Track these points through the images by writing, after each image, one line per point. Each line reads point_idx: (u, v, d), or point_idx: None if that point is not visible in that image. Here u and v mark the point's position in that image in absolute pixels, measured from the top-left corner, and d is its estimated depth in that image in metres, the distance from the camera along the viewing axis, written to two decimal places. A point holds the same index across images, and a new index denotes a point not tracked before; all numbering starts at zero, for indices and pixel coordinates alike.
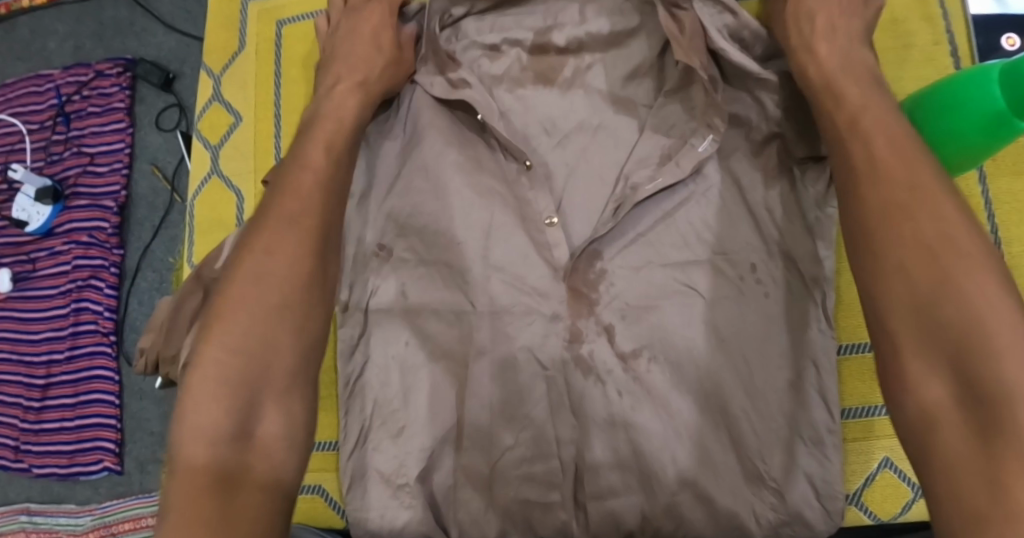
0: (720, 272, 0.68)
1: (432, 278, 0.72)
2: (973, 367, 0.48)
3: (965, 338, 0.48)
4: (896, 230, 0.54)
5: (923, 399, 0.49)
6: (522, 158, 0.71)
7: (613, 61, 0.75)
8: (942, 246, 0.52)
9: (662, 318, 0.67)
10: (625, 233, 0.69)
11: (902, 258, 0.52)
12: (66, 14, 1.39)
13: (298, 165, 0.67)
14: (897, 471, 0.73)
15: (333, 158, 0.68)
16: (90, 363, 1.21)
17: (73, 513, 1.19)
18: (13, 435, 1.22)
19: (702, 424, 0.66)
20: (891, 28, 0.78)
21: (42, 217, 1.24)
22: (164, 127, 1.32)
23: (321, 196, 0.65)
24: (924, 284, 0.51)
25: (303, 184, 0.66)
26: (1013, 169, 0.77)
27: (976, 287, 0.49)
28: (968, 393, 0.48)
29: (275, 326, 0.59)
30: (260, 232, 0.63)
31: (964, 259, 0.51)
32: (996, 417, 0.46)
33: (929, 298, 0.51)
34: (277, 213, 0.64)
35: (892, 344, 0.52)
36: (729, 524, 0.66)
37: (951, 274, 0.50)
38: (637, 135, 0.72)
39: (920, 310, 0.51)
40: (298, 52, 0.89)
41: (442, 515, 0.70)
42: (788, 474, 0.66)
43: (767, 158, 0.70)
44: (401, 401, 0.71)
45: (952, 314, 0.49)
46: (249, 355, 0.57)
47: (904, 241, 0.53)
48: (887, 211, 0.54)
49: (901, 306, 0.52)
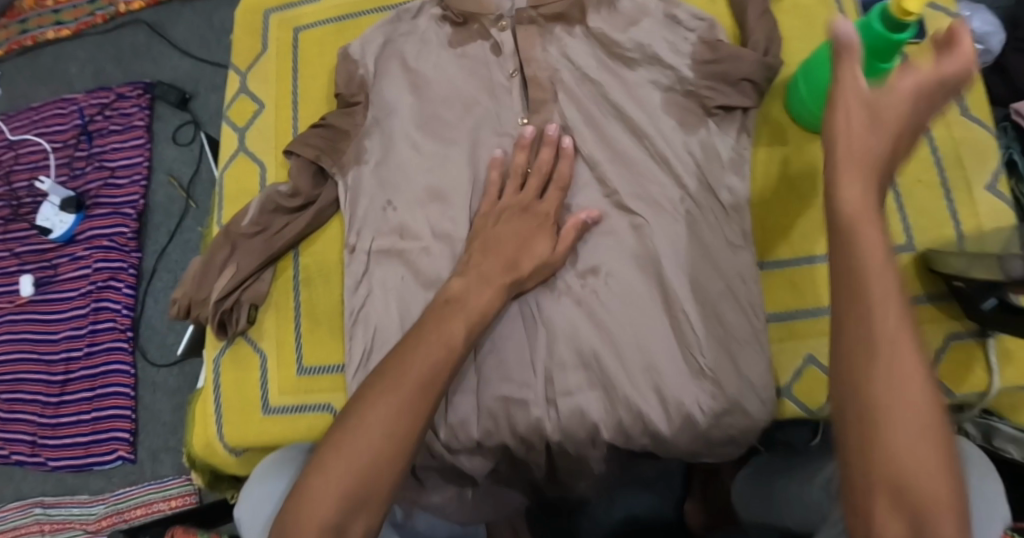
0: (660, 206, 0.82)
1: (433, 216, 0.87)
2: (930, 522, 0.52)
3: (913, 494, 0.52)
4: (868, 347, 0.54)
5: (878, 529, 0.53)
6: (522, 118, 0.89)
7: (573, 49, 0.90)
8: (907, 390, 0.53)
9: (610, 242, 0.82)
10: (590, 175, 0.85)
11: (890, 405, 0.53)
12: (87, 44, 1.98)
13: (434, 336, 0.71)
14: (822, 366, 0.83)
15: (468, 335, 0.73)
16: (108, 359, 1.68)
17: (85, 503, 1.64)
18: (31, 430, 1.69)
19: (646, 333, 0.79)
20: (795, 12, 0.93)
21: (65, 225, 1.74)
22: (181, 142, 1.83)
23: (455, 349, 0.71)
24: (904, 423, 0.53)
25: (449, 335, 0.72)
26: None
27: (915, 435, 0.53)
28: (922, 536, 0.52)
29: (385, 444, 0.65)
30: (391, 372, 0.68)
31: (918, 408, 0.53)
32: None
33: (903, 432, 0.53)
34: (404, 382, 0.67)
35: (862, 494, 0.53)
36: (679, 413, 0.78)
37: (917, 427, 0.53)
38: (591, 98, 0.88)
39: (894, 463, 0.52)
40: (314, 53, 1.04)
41: (435, 419, 0.82)
42: (725, 367, 0.78)
43: (686, 110, 0.85)
44: (398, 324, 0.85)
45: (921, 471, 0.52)
46: (365, 485, 0.64)
47: (873, 359, 0.53)
48: (867, 350, 0.54)
49: (882, 429, 0.53)
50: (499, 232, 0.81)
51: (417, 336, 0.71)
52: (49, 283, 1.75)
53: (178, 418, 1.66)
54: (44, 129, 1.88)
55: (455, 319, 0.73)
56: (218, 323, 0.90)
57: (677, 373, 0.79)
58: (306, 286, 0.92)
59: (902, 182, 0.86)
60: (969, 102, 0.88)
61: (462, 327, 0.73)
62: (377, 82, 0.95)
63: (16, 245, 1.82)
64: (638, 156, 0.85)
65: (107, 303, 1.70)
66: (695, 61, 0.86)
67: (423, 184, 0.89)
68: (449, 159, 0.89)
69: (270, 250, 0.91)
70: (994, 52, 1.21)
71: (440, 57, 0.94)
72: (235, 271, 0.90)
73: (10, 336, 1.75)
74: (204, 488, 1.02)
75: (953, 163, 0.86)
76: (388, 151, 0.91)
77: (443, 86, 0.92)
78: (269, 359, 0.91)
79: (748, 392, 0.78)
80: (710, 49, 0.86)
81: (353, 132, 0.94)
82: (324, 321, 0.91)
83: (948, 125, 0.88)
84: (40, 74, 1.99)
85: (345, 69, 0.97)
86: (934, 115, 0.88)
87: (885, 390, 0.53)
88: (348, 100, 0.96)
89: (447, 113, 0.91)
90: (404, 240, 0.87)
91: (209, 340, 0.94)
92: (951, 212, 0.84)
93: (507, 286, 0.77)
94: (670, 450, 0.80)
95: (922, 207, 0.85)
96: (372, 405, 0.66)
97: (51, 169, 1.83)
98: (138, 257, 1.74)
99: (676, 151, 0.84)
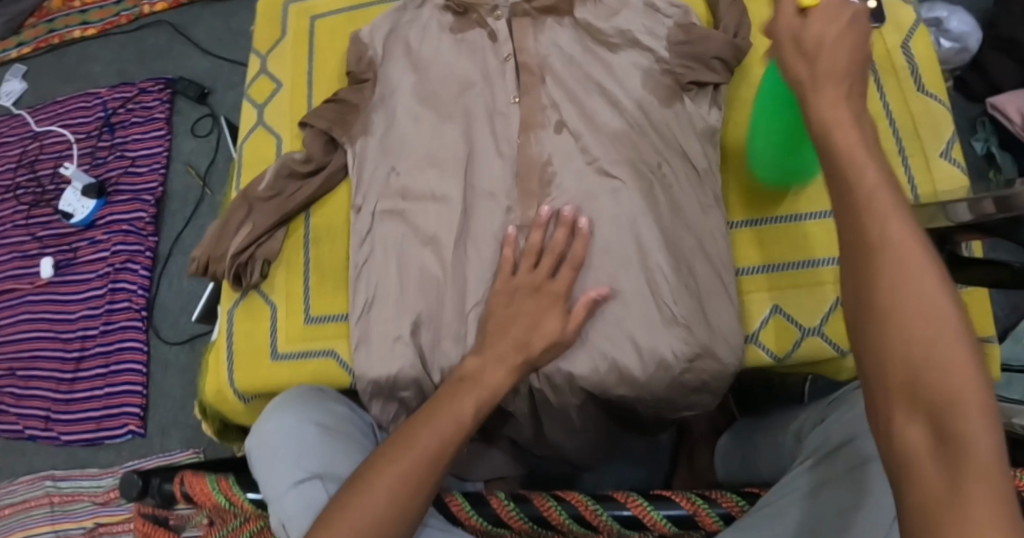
0: (637, 170, 0.93)
1: (432, 179, 0.97)
2: (947, 414, 0.51)
3: (937, 390, 0.52)
4: (870, 262, 0.56)
5: (900, 440, 0.53)
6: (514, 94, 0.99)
7: (562, 38, 1.01)
8: (920, 293, 0.54)
9: (591, 204, 0.92)
10: (573, 143, 0.95)
11: (901, 307, 0.54)
12: (112, 43, 2.09)
13: (444, 411, 0.74)
14: (786, 315, 0.96)
15: (477, 408, 0.76)
16: (123, 336, 1.76)
17: (94, 476, 1.70)
18: (45, 406, 1.78)
19: (624, 286, 0.88)
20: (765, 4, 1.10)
21: (86, 210, 1.85)
22: (199, 134, 1.92)
23: (462, 429, 0.73)
24: (914, 324, 0.54)
25: (459, 410, 0.74)
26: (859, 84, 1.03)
27: (927, 330, 0.53)
28: (942, 434, 0.51)
29: (399, 497, 0.68)
30: (409, 440, 0.71)
31: (935, 314, 0.54)
32: (960, 455, 0.50)
33: (917, 328, 0.54)
34: (413, 451, 0.70)
35: (883, 392, 0.55)
36: (653, 357, 0.86)
37: (931, 327, 0.53)
38: (577, 78, 0.99)
39: (908, 368, 0.53)
40: (327, 40, 1.13)
41: (427, 362, 0.89)
42: (696, 315, 0.87)
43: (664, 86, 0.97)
44: (398, 276, 0.94)
45: (937, 371, 0.52)
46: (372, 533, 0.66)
47: (877, 271, 0.56)
48: (864, 251, 0.57)
49: (888, 325, 0.55)
50: (518, 307, 0.84)
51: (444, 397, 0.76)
52: (69, 265, 1.85)
53: (188, 393, 1.73)
54: (69, 121, 1.99)
55: (466, 396, 0.76)
56: (234, 275, 0.98)
57: (653, 321, 0.87)
58: (315, 244, 1.01)
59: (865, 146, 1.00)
60: (925, 78, 1.02)
61: (471, 406, 0.75)
62: (387, 62, 1.04)
63: (38, 229, 1.92)
64: (619, 129, 0.95)
65: (123, 284, 1.79)
66: (670, 42, 0.99)
67: (424, 152, 0.98)
68: (449, 130, 0.99)
69: (284, 211, 1.00)
70: (972, 50, 1.36)
71: (441, 42, 1.03)
72: (252, 230, 0.99)
73: (30, 316, 1.84)
74: (214, 438, 1.10)
75: (910, 135, 0.99)
76: (392, 123, 1.00)
77: (444, 67, 1.02)
78: (279, 310, 0.99)
79: (717, 339, 0.87)
80: (683, 31, 0.99)
81: (360, 106, 1.03)
82: (331, 277, 0.99)
83: (904, 99, 1.01)
84: (66, 72, 2.10)
85: (357, 51, 1.07)
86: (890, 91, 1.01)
87: (894, 293, 0.55)
88: (358, 77, 1.06)
89: (447, 91, 1.01)
90: (405, 202, 0.97)
91: (225, 294, 1.02)
92: (908, 176, 0.97)
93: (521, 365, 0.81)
94: (649, 398, 0.87)
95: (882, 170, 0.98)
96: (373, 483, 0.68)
97: (74, 158, 1.93)
98: (155, 241, 1.83)
99: (653, 123, 0.96)
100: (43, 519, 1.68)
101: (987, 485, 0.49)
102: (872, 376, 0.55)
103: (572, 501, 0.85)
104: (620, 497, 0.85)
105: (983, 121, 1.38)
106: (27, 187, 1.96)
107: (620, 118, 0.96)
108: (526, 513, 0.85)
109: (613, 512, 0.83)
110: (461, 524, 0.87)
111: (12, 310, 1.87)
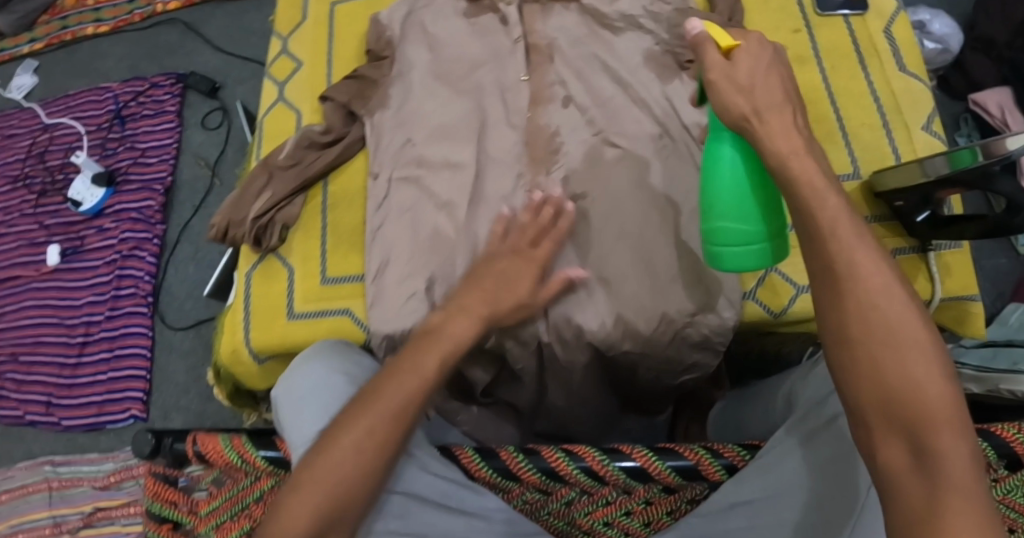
0: (640, 139, 1.01)
1: (447, 146, 1.03)
2: (920, 426, 0.62)
3: (911, 407, 0.62)
4: (843, 295, 0.66)
5: (883, 459, 0.63)
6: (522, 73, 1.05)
7: (567, 24, 1.09)
8: (889, 320, 0.65)
9: (595, 175, 0.99)
10: (581, 116, 1.03)
11: (872, 335, 0.65)
12: (124, 40, 2.14)
13: (406, 367, 0.75)
14: (782, 274, 1.03)
15: (441, 364, 0.76)
16: (128, 322, 1.79)
17: (95, 462, 1.71)
18: (46, 391, 1.78)
19: (624, 249, 0.96)
20: (761, 5, 1.25)
21: (94, 199, 1.88)
22: (209, 127, 1.97)
23: (427, 381, 0.74)
24: (882, 350, 0.64)
25: (422, 369, 0.75)
26: (847, 72, 1.20)
27: (892, 355, 0.64)
28: (918, 446, 0.61)
29: (365, 464, 0.70)
30: (372, 399, 0.73)
31: (905, 335, 0.64)
32: (933, 461, 0.60)
33: (883, 354, 0.64)
34: (378, 406, 0.72)
35: (864, 416, 0.65)
36: (657, 314, 0.94)
37: (899, 345, 0.64)
38: (584, 58, 1.07)
39: (884, 396, 0.64)
40: (346, 24, 1.19)
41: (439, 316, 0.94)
42: (699, 274, 0.95)
43: (660, 68, 1.06)
44: (413, 239, 0.98)
45: (910, 397, 0.62)
46: (340, 504, 0.69)
47: (848, 305, 0.66)
48: (835, 284, 0.67)
49: (861, 353, 0.65)
50: (494, 267, 0.85)
51: (403, 362, 0.76)
52: (75, 252, 1.87)
53: (192, 377, 1.75)
54: (80, 114, 2.03)
55: (428, 354, 0.76)
56: (253, 237, 1.03)
57: (654, 282, 0.95)
58: (333, 209, 1.06)
59: (849, 124, 1.16)
60: (907, 61, 1.22)
61: (434, 362, 0.75)
62: (404, 39, 1.10)
63: (46, 217, 1.94)
64: (621, 103, 1.04)
65: (130, 270, 1.82)
66: (669, 25, 1.08)
67: (437, 123, 1.04)
68: (464, 102, 1.05)
69: (304, 177, 1.05)
70: (954, 52, 1.52)
71: (454, 24, 1.09)
72: (272, 195, 1.04)
73: (35, 302, 1.86)
74: (227, 404, 1.14)
75: (895, 110, 1.18)
76: (408, 97, 1.06)
77: (457, 45, 1.08)
78: (295, 272, 1.03)
79: (718, 298, 0.95)
80: (678, 16, 1.08)
81: (379, 81, 1.09)
82: (347, 240, 1.04)
83: (888, 80, 1.20)
84: (78, 67, 2.14)
85: (375, 30, 1.13)
86: (875, 71, 1.20)
87: (867, 324, 0.65)
88: (377, 54, 1.12)
89: (459, 68, 1.07)
90: (420, 169, 1.02)
91: (243, 258, 1.06)
92: (892, 147, 1.15)
93: (486, 318, 0.81)
94: (653, 354, 0.95)
95: (869, 142, 1.16)
96: (330, 452, 0.70)
97: (85, 149, 1.97)
98: (163, 228, 1.87)
99: (654, 98, 1.04)
100: (41, 505, 1.67)
101: (958, 485, 0.59)
102: (853, 401, 0.66)
103: (580, 454, 0.87)
104: (626, 449, 0.88)
105: (965, 117, 1.53)
106: (35, 176, 1.99)
107: (623, 92, 1.05)
108: (537, 465, 0.87)
109: (618, 463, 0.86)
110: (472, 476, 0.90)
111: (16, 297, 1.88)
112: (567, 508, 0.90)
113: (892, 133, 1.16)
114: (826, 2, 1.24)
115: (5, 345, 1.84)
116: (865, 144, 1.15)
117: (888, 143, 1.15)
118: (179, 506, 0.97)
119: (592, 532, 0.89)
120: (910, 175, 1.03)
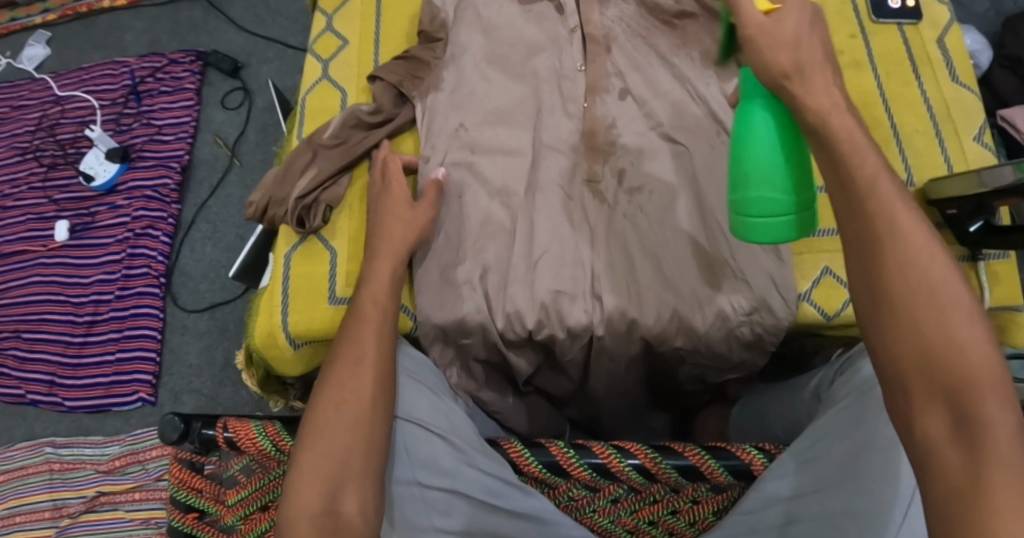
0: (699, 134, 0.98)
1: (505, 128, 1.01)
2: (961, 391, 0.58)
3: (952, 371, 0.59)
4: (882, 248, 0.62)
5: (920, 429, 0.59)
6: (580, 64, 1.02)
7: (626, 11, 1.05)
8: (931, 282, 0.61)
9: (653, 167, 0.97)
10: (643, 106, 1.00)
11: (912, 294, 0.61)
12: (143, 15, 2.09)
13: (353, 321, 0.84)
14: (836, 276, 1.00)
15: (382, 311, 0.85)
16: (138, 302, 1.74)
17: (99, 445, 1.64)
18: (51, 370, 1.73)
19: (670, 231, 0.94)
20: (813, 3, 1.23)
21: (108, 174, 1.83)
22: (229, 106, 1.93)
23: (378, 330, 0.83)
24: (921, 311, 0.60)
25: (363, 316, 0.84)
26: (900, 77, 1.18)
27: (929, 314, 0.60)
28: (964, 417, 0.57)
29: (356, 416, 0.75)
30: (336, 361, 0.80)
31: (942, 298, 0.61)
32: (975, 434, 0.56)
33: (922, 312, 0.60)
34: (340, 363, 0.80)
35: (899, 380, 0.61)
36: (715, 312, 0.91)
37: (944, 308, 0.60)
38: (644, 48, 1.03)
39: (921, 357, 0.59)
40: (395, 4, 1.16)
41: (495, 308, 0.92)
42: (762, 276, 0.93)
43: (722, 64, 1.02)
44: (467, 232, 0.96)
45: (953, 362, 0.59)
46: (345, 464, 0.72)
47: (887, 259, 0.62)
48: (874, 240, 0.63)
49: (893, 310, 0.61)
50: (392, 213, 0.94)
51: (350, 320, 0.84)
52: (86, 229, 1.82)
53: (204, 360, 1.70)
54: (94, 88, 1.97)
55: (366, 303, 0.86)
56: (297, 218, 1.00)
57: (709, 277, 0.92)
58: None
59: (903, 133, 1.14)
60: (958, 72, 1.19)
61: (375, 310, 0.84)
62: (458, 21, 1.07)
63: (56, 192, 1.88)
64: (681, 98, 1.00)
65: (142, 249, 1.77)
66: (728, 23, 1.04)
67: (489, 110, 1.02)
68: (518, 90, 1.02)
69: (351, 156, 1.03)
70: (983, 68, 1.51)
71: (508, 7, 1.06)
72: (315, 175, 1.01)
73: (42, 278, 1.80)
74: (255, 391, 1.11)
75: (945, 117, 1.16)
76: (461, 81, 1.03)
77: (512, 29, 1.05)
78: (339, 255, 1.01)
79: (773, 295, 0.92)
80: None
81: (432, 62, 1.07)
82: None
83: (940, 87, 1.18)
84: (93, 39, 2.09)
85: (428, 10, 1.10)
86: (928, 81, 1.18)
87: (902, 279, 0.61)
88: (431, 35, 1.09)
89: (513, 53, 1.04)
90: (473, 154, 1.00)
91: (282, 239, 1.04)
92: (945, 157, 1.13)
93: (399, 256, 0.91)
94: (704, 351, 0.93)
95: (922, 149, 1.14)
96: (321, 412, 0.76)
97: (98, 124, 1.91)
98: (178, 209, 1.82)
99: (713, 95, 1.00)
100: (41, 487, 1.61)
101: (1006, 457, 0.55)
102: (887, 364, 0.62)
103: (632, 450, 0.83)
104: (679, 448, 0.83)
105: None
106: (45, 150, 1.93)
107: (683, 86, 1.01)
108: (588, 461, 0.82)
109: (671, 460, 0.82)
110: (520, 471, 0.84)
111: (22, 272, 1.82)
112: (613, 505, 0.84)
113: (945, 142, 1.14)
114: (881, 8, 1.22)
115: (8, 321, 1.78)
116: (919, 153, 1.13)
117: (940, 150, 1.13)
118: (202, 494, 0.90)
119: (636, 532, 0.84)
120: (965, 184, 0.99)
